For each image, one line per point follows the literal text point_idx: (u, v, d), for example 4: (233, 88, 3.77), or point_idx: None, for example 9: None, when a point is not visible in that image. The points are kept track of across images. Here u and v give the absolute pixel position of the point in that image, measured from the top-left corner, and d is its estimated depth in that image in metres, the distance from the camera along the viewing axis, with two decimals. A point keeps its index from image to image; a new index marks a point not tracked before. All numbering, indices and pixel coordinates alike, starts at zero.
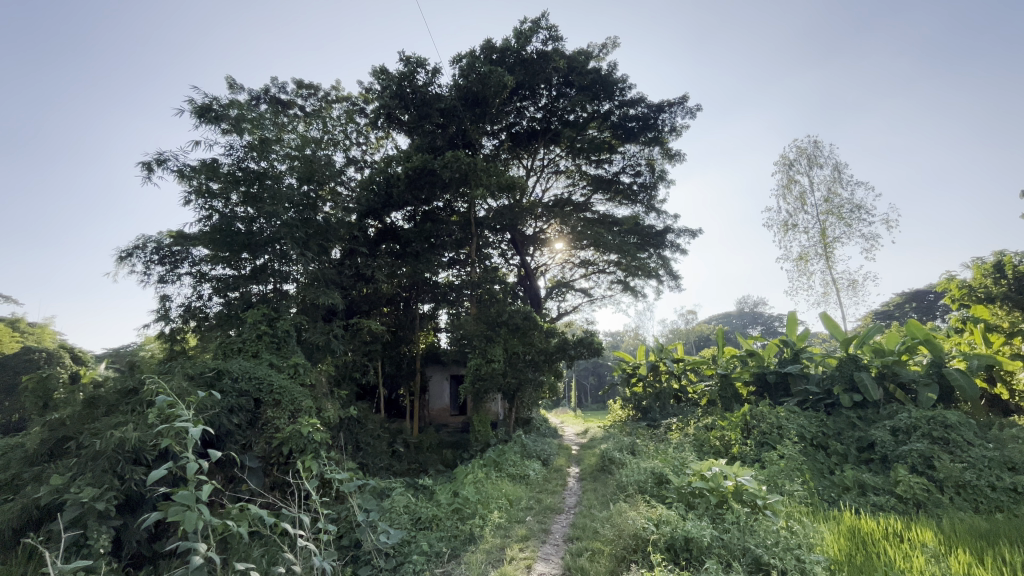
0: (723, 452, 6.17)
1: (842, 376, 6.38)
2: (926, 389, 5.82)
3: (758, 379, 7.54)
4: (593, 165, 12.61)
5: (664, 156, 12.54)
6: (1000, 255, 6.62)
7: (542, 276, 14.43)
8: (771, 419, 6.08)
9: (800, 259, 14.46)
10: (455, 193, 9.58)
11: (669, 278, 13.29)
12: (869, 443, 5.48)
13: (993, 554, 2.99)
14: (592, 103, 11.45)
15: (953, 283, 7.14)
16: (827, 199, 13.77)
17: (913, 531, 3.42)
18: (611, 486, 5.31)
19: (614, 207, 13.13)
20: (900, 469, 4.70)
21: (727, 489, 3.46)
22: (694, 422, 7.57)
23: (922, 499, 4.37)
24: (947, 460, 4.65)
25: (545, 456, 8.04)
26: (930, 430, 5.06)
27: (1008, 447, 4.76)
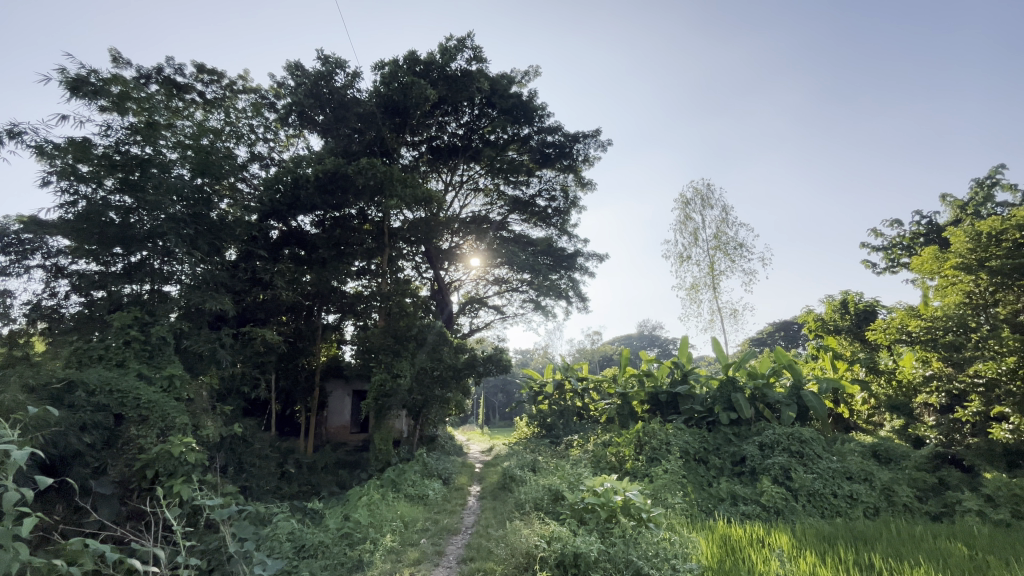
0: (617, 468, 6.49)
1: (722, 396, 7.02)
2: (788, 409, 6.62)
3: (652, 398, 8.04)
4: (511, 185, 12.89)
5: (577, 183, 13.19)
6: (845, 294, 8.04)
7: (455, 291, 14.35)
8: (660, 435, 6.50)
9: (692, 289, 15.86)
10: (369, 201, 9.24)
11: (577, 299, 13.86)
12: (741, 457, 6.08)
13: (831, 554, 3.44)
14: (512, 126, 11.79)
15: (810, 316, 8.32)
16: (716, 236, 15.32)
17: (772, 536, 3.83)
18: (510, 503, 5.32)
19: (529, 228, 13.49)
20: (764, 481, 5.27)
21: (616, 504, 3.62)
22: (593, 439, 7.89)
23: (781, 507, 4.92)
24: (801, 472, 5.30)
25: (447, 475, 7.88)
26: (789, 445, 5.74)
27: (847, 459, 5.52)
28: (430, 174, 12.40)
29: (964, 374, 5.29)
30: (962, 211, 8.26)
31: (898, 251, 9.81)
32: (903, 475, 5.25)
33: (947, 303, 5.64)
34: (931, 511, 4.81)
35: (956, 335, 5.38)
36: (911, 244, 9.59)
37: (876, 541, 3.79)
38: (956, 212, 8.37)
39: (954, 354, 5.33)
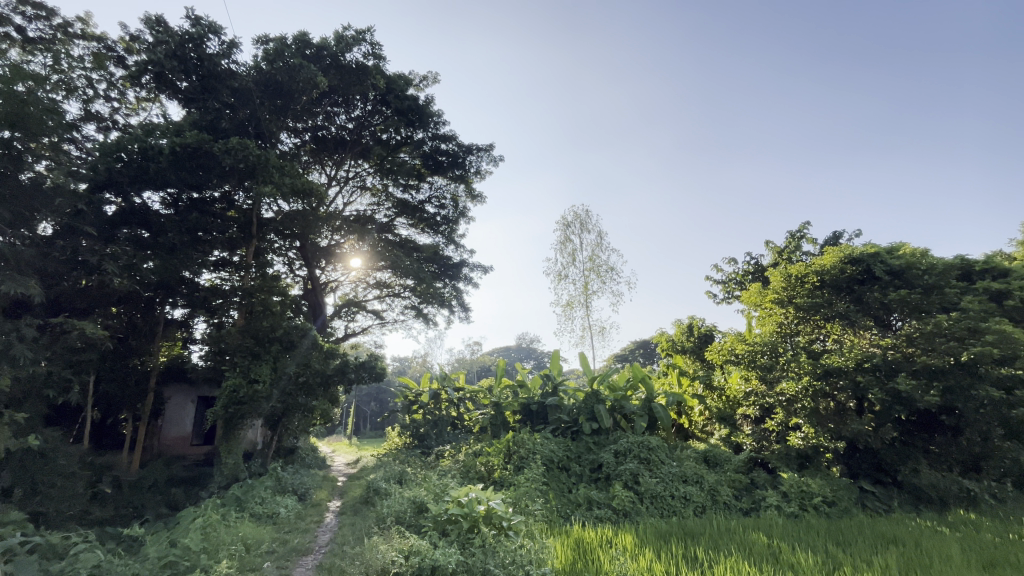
0: (486, 477, 6.59)
1: (586, 407, 7.54)
2: (640, 419, 7.33)
3: (524, 409, 8.33)
4: (400, 188, 12.57)
5: (468, 194, 13.29)
6: (691, 320, 9.19)
7: (331, 292, 13.48)
8: (528, 445, 6.76)
9: (568, 305, 16.89)
10: (237, 185, 8.29)
11: (459, 309, 13.88)
12: (598, 464, 6.55)
13: (664, 549, 3.86)
14: (406, 128, 11.55)
15: (664, 337, 9.38)
16: (592, 258, 16.56)
17: (618, 537, 4.19)
18: (371, 518, 5.09)
19: (416, 233, 13.22)
20: (616, 486, 5.75)
21: (479, 513, 3.66)
22: (464, 449, 7.90)
23: (629, 509, 5.40)
24: (647, 476, 5.89)
25: (303, 491, 7.26)
26: (639, 452, 6.34)
27: (684, 464, 6.24)
28: (312, 165, 11.58)
29: (773, 391, 6.36)
30: (779, 256, 10.00)
31: (734, 285, 11.50)
32: (725, 477, 6.09)
33: (765, 331, 6.78)
34: (744, 507, 5.65)
35: (769, 358, 6.48)
36: (742, 280, 11.34)
37: (701, 536, 4.33)
38: (775, 256, 10.11)
39: (767, 374, 6.39)
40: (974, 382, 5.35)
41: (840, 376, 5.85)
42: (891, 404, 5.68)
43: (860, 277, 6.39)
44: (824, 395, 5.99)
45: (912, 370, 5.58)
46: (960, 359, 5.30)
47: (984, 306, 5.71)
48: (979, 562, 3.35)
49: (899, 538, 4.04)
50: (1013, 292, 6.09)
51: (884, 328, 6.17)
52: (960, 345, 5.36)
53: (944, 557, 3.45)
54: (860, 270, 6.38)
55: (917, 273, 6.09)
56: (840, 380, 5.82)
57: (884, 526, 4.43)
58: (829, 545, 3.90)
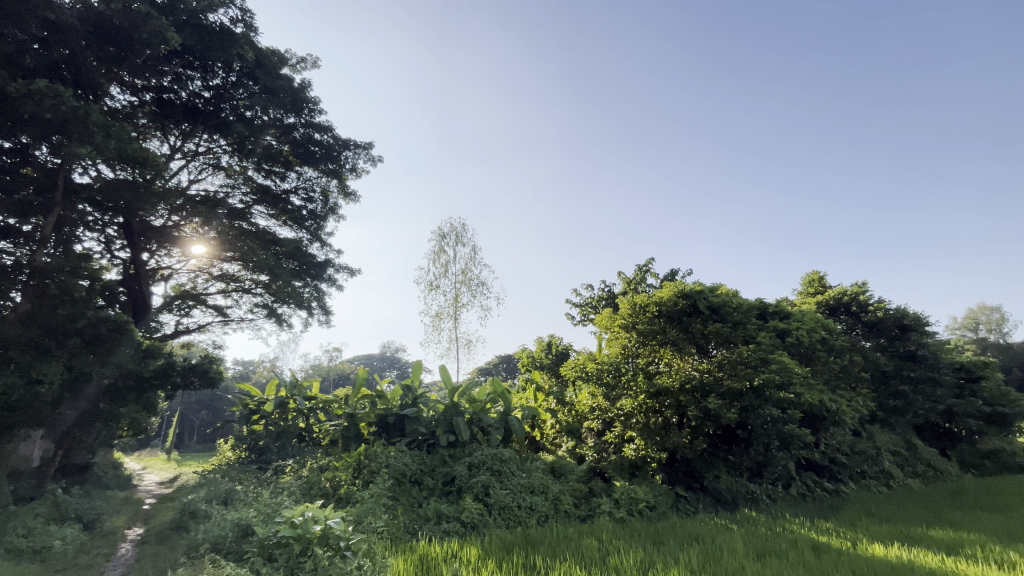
0: (330, 495, 6.15)
1: (444, 420, 7.49)
2: (496, 432, 7.51)
3: (380, 421, 7.99)
4: (262, 173, 11.37)
5: (340, 191, 12.51)
6: (551, 338, 9.81)
7: (161, 280, 11.58)
8: (381, 458, 6.47)
9: (436, 316, 16.84)
10: (39, 138, 6.72)
11: (319, 312, 12.91)
12: (451, 477, 6.53)
13: (506, 561, 3.95)
14: (275, 109, 10.58)
15: (525, 353, 9.87)
16: (464, 271, 16.79)
17: (464, 550, 4.19)
18: (181, 547, 4.37)
19: (276, 225, 11.99)
20: (467, 499, 5.77)
21: (315, 534, 3.37)
22: (309, 463, 7.27)
23: (477, 521, 5.44)
24: (497, 488, 6.01)
25: (90, 518, 5.95)
26: (492, 464, 6.45)
27: (532, 475, 6.50)
28: (150, 131, 10.00)
29: (614, 406, 7.04)
30: (628, 286, 11.22)
31: (590, 309, 12.55)
32: (568, 487, 6.48)
33: (611, 352, 7.52)
34: (581, 514, 6.05)
35: (612, 377, 7.20)
36: (596, 305, 12.46)
37: (541, 544, 4.54)
38: (624, 286, 11.31)
39: (610, 391, 7.08)
40: (761, 402, 6.51)
41: (668, 395, 6.71)
42: (703, 420, 6.66)
43: (688, 310, 7.43)
44: (654, 411, 6.81)
45: (720, 391, 6.63)
46: (753, 383, 6.44)
47: (771, 341, 7.04)
48: (755, 552, 4.04)
49: (700, 536, 4.69)
50: (791, 331, 7.61)
51: (703, 355, 7.24)
52: (753, 371, 6.52)
53: (730, 550, 4.09)
54: (689, 304, 7.42)
55: (728, 310, 7.29)
56: (667, 399, 6.68)
57: (691, 526, 5.11)
58: (646, 546, 4.37)
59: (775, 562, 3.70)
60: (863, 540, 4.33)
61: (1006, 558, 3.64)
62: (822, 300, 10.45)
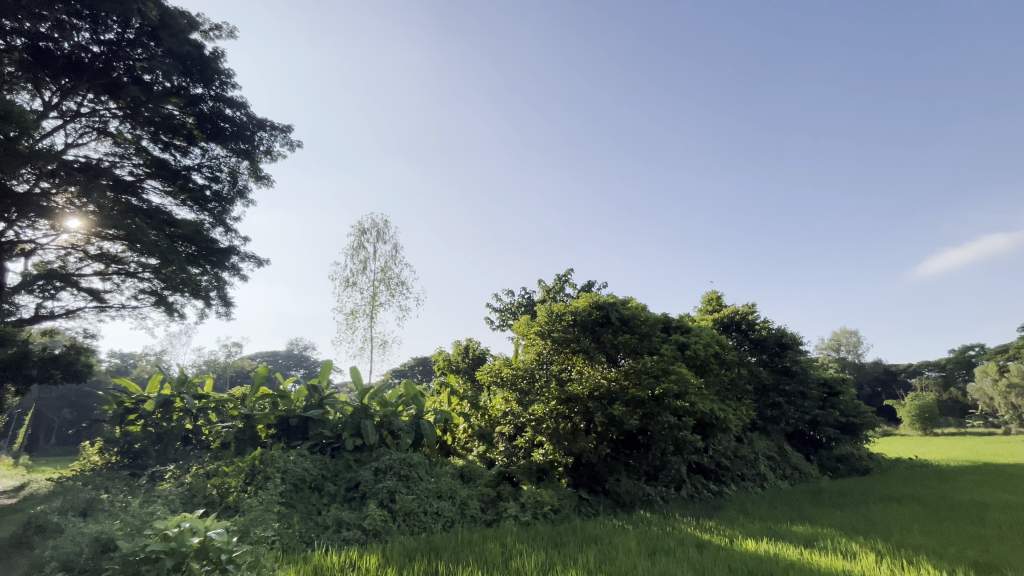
0: (215, 503, 5.62)
1: (352, 422, 7.16)
2: (406, 436, 7.33)
3: (280, 423, 7.46)
4: (159, 145, 10.22)
5: (251, 173, 11.57)
6: (469, 342, 9.81)
7: (21, 255, 9.98)
8: (277, 463, 6.03)
9: (352, 314, 16.20)
10: None
11: (219, 302, 11.83)
12: (355, 483, 6.24)
13: (406, 568, 3.84)
14: (180, 76, 9.58)
15: (442, 356, 9.78)
16: (384, 269, 16.32)
17: (363, 559, 4.01)
18: (21, 567, 3.75)
19: (173, 204, 10.82)
20: (370, 505, 5.53)
21: (191, 547, 3.04)
22: (194, 469, 6.59)
23: (379, 528, 5.24)
24: (403, 494, 5.83)
25: None
26: (399, 469, 6.25)
27: (441, 480, 6.41)
28: (19, 83, 8.69)
29: (526, 412, 7.18)
30: (546, 294, 11.53)
31: (508, 315, 12.73)
32: (475, 491, 6.45)
33: (526, 358, 7.67)
34: (488, 518, 6.04)
35: (526, 382, 7.36)
36: (515, 312, 12.66)
37: (444, 550, 4.49)
38: (544, 294, 11.61)
39: (524, 397, 7.23)
40: (661, 410, 6.97)
41: (577, 402, 6.97)
42: (608, 427, 6.98)
43: (601, 320, 7.80)
44: (563, 417, 7.04)
45: (625, 399, 7.01)
46: (655, 392, 6.88)
47: (673, 353, 7.58)
48: (646, 551, 4.30)
49: (598, 537, 4.91)
50: (690, 345, 8.25)
51: (612, 364, 7.63)
52: (655, 381, 6.97)
53: (625, 550, 4.32)
54: (602, 315, 7.79)
55: (637, 322, 7.74)
56: (576, 405, 6.93)
57: (590, 528, 5.32)
58: (548, 549, 4.48)
59: (663, 559, 3.96)
60: (738, 536, 4.78)
61: (849, 548, 4.20)
62: (717, 317, 11.46)
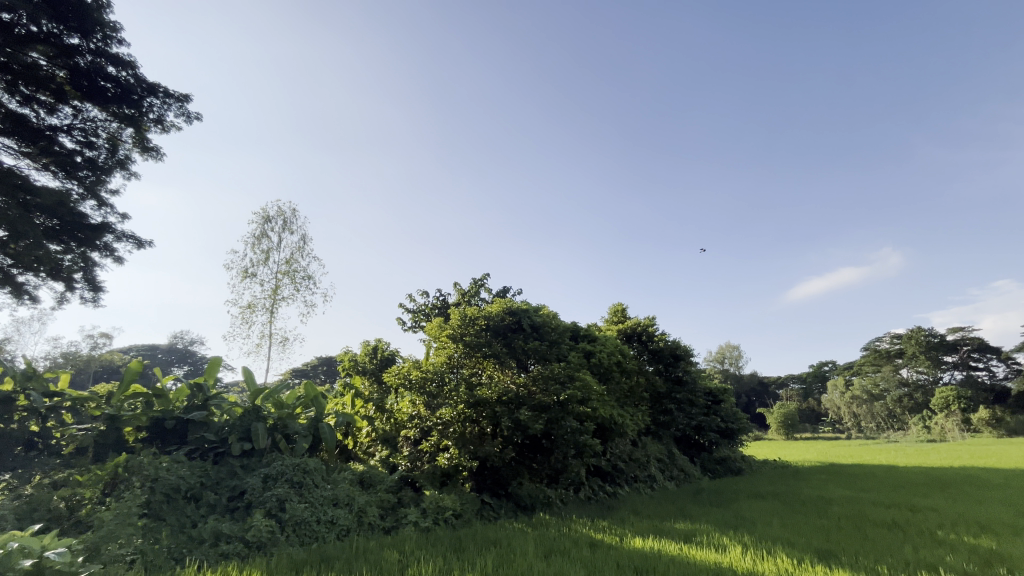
0: (61, 518, 4.82)
1: (240, 425, 6.56)
2: (303, 440, 6.88)
3: (153, 425, 6.64)
4: (17, 97, 8.72)
5: (136, 143, 10.25)
6: (378, 342, 9.47)
7: None
8: (147, 470, 5.34)
9: (249, 307, 14.96)
10: None
11: (85, 287, 10.32)
12: (239, 491, 5.71)
13: None
14: (50, 21, 8.19)
15: (347, 356, 9.33)
16: (288, 261, 15.28)
17: None
18: None
19: (32, 168, 9.27)
20: (256, 515, 5.08)
21: (22, 570, 2.58)
22: (38, 478, 5.62)
23: (264, 541, 4.82)
24: (295, 502, 5.42)
25: None
26: (291, 476, 5.82)
27: (338, 486, 6.08)
28: None
29: (434, 416, 7.07)
30: (461, 297, 11.50)
31: (421, 316, 12.49)
32: (374, 498, 6.20)
33: (437, 361, 7.58)
34: (386, 525, 5.82)
35: (435, 385, 7.25)
36: (428, 314, 12.45)
37: (336, 561, 4.25)
38: (458, 297, 11.56)
39: (432, 400, 7.13)
40: (565, 415, 7.20)
41: (485, 406, 7.01)
42: (514, 431, 7.08)
43: (513, 326, 7.92)
44: (470, 420, 7.04)
45: (531, 403, 7.19)
46: (560, 397, 7.12)
47: (579, 361, 7.91)
48: (542, 552, 4.42)
49: (498, 540, 4.95)
50: (595, 353, 8.68)
51: (522, 369, 7.79)
52: (561, 387, 7.23)
53: (523, 552, 4.40)
54: (514, 320, 7.93)
55: (547, 329, 7.98)
56: (484, 409, 6.95)
57: (491, 532, 5.35)
58: (447, 554, 4.43)
59: (558, 560, 4.09)
60: (627, 535, 5.08)
61: (720, 542, 4.64)
62: (621, 328, 12.18)
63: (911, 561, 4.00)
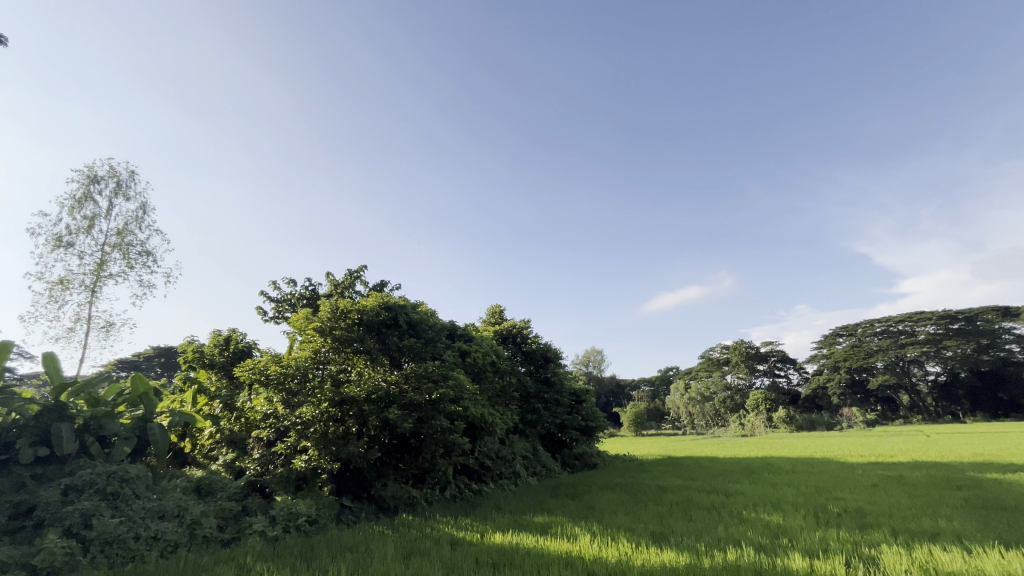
0: None
1: (35, 427, 5.33)
2: (123, 443, 5.83)
3: None
4: None
5: None
6: (231, 333, 8.45)
7: None
8: None
9: (59, 283, 12.31)
10: None
11: None
12: (26, 507, 4.63)
13: None
14: None
15: (190, 347, 8.16)
16: (120, 233, 12.92)
17: None
18: None
19: None
20: (48, 535, 4.14)
21: None
22: None
23: (58, 567, 3.91)
24: (106, 517, 4.53)
25: None
26: (104, 486, 4.88)
27: (167, 496, 5.27)
28: None
29: (292, 415, 6.53)
30: (334, 288, 10.79)
31: (287, 306, 11.45)
32: (213, 507, 5.48)
33: (301, 356, 7.02)
34: (225, 537, 5.18)
35: (296, 382, 6.70)
36: (295, 304, 11.47)
37: None
38: (331, 287, 10.83)
39: (291, 398, 6.57)
40: (435, 414, 7.12)
41: (352, 405, 6.67)
42: (382, 431, 6.81)
43: (388, 322, 7.67)
44: (335, 419, 6.66)
45: (402, 402, 6.99)
46: (431, 396, 7.03)
47: (454, 359, 7.91)
48: (401, 554, 4.31)
49: (355, 545, 4.70)
50: (471, 353, 8.77)
51: (394, 366, 7.60)
52: (434, 385, 7.16)
53: (381, 556, 4.24)
54: (390, 316, 7.68)
55: (424, 327, 7.86)
56: (351, 408, 6.62)
57: (347, 537, 5.07)
58: (296, 565, 4.08)
59: (416, 561, 4.02)
60: (489, 531, 5.19)
61: (573, 532, 4.99)
62: (497, 329, 12.52)
63: (722, 537, 4.71)
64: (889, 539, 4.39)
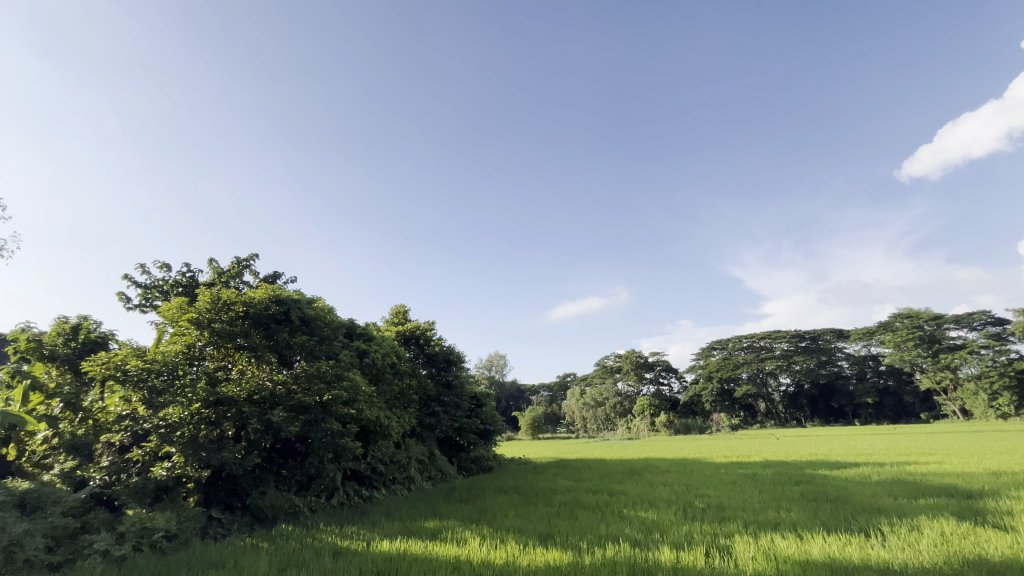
0: None
1: None
2: None
3: None
4: None
5: None
6: (82, 320, 7.29)
7: None
8: None
9: None
10: None
11: None
12: None
13: None
14: None
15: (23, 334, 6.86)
16: None
17: None
18: None
19: None
20: None
21: None
22: None
23: None
24: None
25: None
26: None
27: None
28: None
29: (154, 417, 5.81)
30: (216, 276, 9.74)
31: (156, 293, 10.11)
32: (40, 525, 4.57)
33: (170, 350, 6.26)
34: (55, 560, 4.39)
35: (163, 380, 5.96)
36: (168, 291, 10.18)
37: None
38: (213, 275, 9.77)
39: (154, 397, 5.83)
40: (325, 417, 6.73)
41: (230, 406, 6.15)
42: (263, 435, 6.26)
43: (278, 317, 7.11)
44: (208, 422, 6.05)
45: (288, 404, 6.53)
46: (322, 398, 6.65)
47: (350, 359, 7.55)
48: (277, 569, 3.99)
49: (221, 562, 4.26)
50: (369, 353, 8.42)
51: (283, 365, 7.10)
52: (326, 387, 6.79)
53: (251, 571, 3.88)
54: (281, 310, 7.11)
55: (319, 324, 7.41)
56: (228, 409, 6.08)
57: (213, 553, 4.58)
58: None
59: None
60: (375, 539, 4.99)
61: (462, 536, 4.98)
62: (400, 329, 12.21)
63: (602, 534, 5.00)
64: (741, 530, 4.98)
